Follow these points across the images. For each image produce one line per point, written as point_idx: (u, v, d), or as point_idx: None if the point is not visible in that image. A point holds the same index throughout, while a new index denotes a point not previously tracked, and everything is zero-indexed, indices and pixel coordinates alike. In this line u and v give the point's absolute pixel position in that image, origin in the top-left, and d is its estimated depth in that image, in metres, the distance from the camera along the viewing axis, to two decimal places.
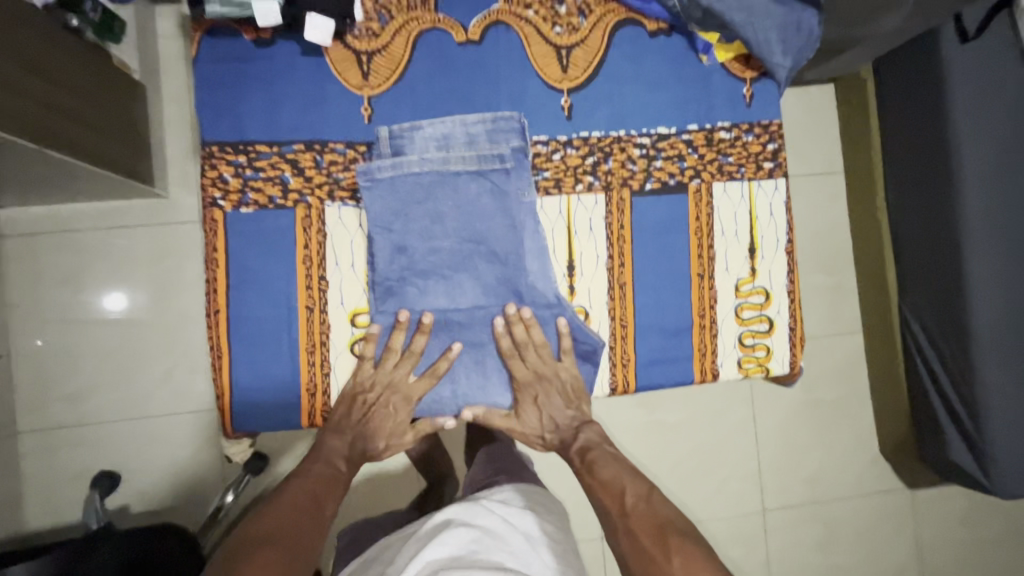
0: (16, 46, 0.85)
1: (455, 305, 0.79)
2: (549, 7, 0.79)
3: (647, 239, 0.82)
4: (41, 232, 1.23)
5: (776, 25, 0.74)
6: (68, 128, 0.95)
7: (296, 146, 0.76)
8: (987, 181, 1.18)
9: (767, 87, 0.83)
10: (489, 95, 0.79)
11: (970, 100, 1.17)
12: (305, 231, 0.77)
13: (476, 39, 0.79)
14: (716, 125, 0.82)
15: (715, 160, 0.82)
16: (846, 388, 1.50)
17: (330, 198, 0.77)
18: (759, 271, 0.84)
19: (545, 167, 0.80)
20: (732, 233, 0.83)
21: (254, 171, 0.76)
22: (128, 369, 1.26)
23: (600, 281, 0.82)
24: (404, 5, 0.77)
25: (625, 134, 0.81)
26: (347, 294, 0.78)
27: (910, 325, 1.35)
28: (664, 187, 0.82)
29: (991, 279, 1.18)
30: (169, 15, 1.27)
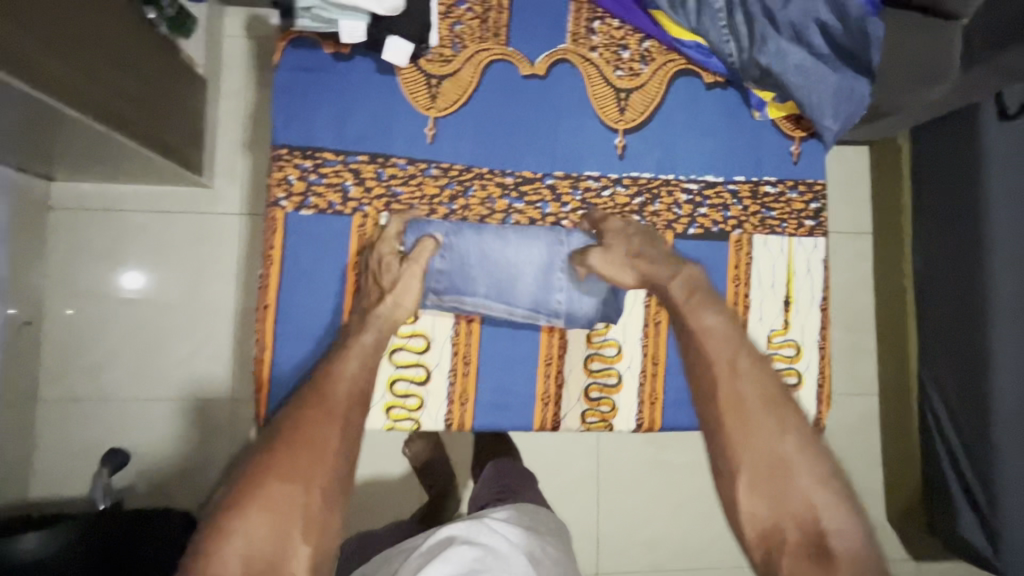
0: (95, 34, 0.89)
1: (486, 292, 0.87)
2: (614, 52, 0.87)
3: (684, 282, 0.88)
4: (87, 208, 1.27)
5: (830, 91, 0.79)
6: (133, 113, 0.99)
7: (359, 158, 0.85)
8: (1017, 258, 1.19)
9: (814, 146, 0.89)
10: (550, 126, 0.88)
11: (1006, 174, 1.19)
12: (358, 237, 0.85)
13: (542, 73, 0.87)
14: (763, 179, 0.89)
15: (758, 213, 0.88)
16: (857, 447, 1.48)
17: (386, 209, 0.86)
18: (791, 325, 0.88)
19: (595, 201, 0.89)
20: (768, 285, 0.88)
21: (318, 176, 0.84)
22: (149, 348, 1.27)
23: (635, 319, 0.92)
24: (476, 35, 0.86)
25: (674, 179, 0.89)
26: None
27: (927, 390, 1.34)
28: (707, 233, 0.89)
29: (1016, 353, 1.18)
30: (237, 16, 1.33)
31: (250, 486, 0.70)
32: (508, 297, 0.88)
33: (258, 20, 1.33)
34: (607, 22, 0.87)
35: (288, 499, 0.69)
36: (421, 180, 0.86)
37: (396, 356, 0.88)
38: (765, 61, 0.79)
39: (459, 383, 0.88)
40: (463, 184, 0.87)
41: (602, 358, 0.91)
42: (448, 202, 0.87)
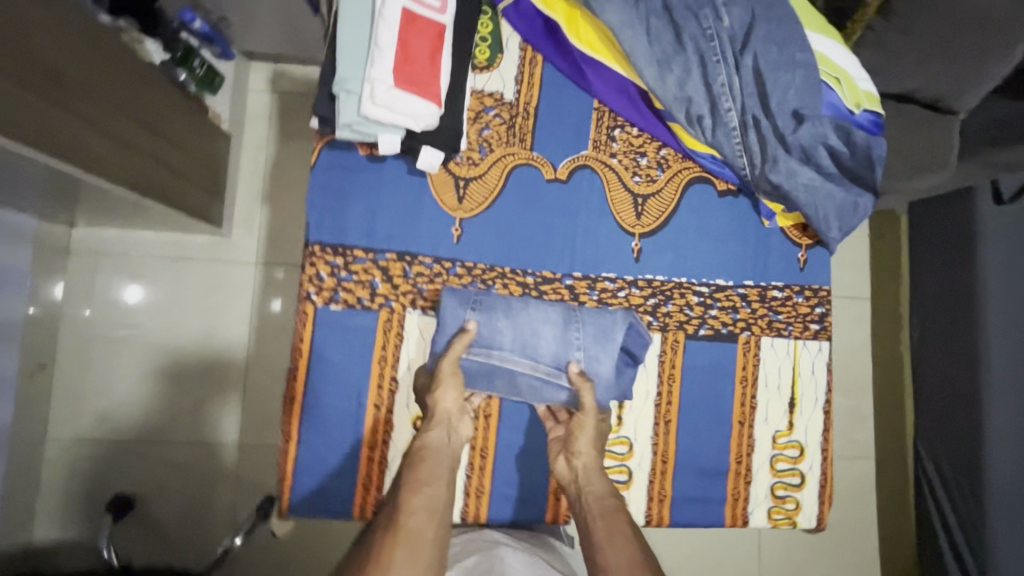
0: (129, 106, 0.93)
1: (513, 351, 0.90)
2: (633, 159, 0.97)
3: (694, 384, 0.97)
4: (107, 254, 1.30)
5: (836, 206, 0.89)
6: (162, 175, 1.02)
7: (388, 255, 0.93)
8: (1010, 337, 1.23)
9: (820, 253, 1.00)
10: (565, 228, 0.96)
11: (1000, 254, 1.24)
12: (385, 332, 0.92)
13: (563, 177, 0.96)
14: (770, 283, 0.99)
15: (766, 316, 0.98)
16: (855, 512, 1.49)
17: (412, 306, 0.93)
18: (796, 427, 0.99)
19: (611, 302, 0.96)
20: (775, 386, 0.98)
21: (347, 273, 0.91)
22: (160, 394, 1.29)
23: (646, 416, 0.96)
24: (503, 139, 0.94)
25: (686, 282, 0.98)
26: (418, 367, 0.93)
27: (923, 460, 1.36)
28: (715, 334, 0.97)
29: (1010, 429, 1.21)
30: (263, 72, 1.37)
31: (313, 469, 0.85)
32: (532, 354, 0.90)
33: (283, 76, 1.38)
34: (627, 130, 0.97)
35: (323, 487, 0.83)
36: (446, 277, 0.94)
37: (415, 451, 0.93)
38: (776, 179, 0.88)
39: (475, 478, 0.94)
40: (485, 282, 0.94)
41: (613, 456, 0.95)
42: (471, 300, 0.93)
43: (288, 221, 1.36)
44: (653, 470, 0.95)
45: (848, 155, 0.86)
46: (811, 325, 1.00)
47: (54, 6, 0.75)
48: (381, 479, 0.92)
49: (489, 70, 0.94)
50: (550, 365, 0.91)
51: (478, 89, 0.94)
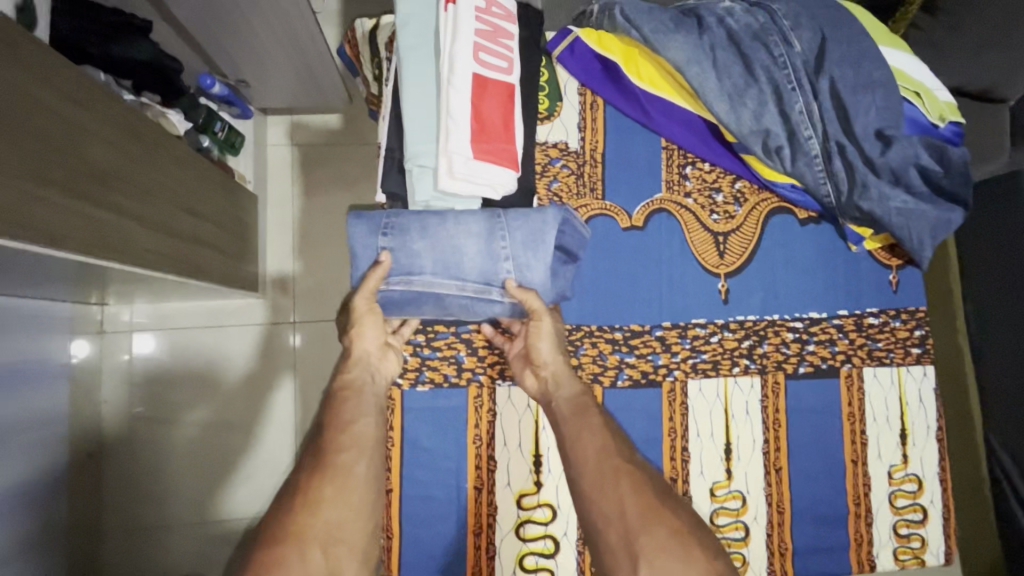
0: (168, 189, 0.90)
1: (429, 273, 0.85)
2: (709, 197, 0.98)
3: (799, 424, 0.98)
4: (142, 330, 1.27)
5: (931, 228, 0.86)
6: (201, 252, 0.99)
7: (470, 327, 1.00)
8: None
9: (912, 275, 1.01)
10: (649, 277, 0.98)
11: None
12: (476, 409, 0.99)
13: (639, 224, 0.98)
14: (865, 311, 1.00)
15: (864, 346, 0.99)
16: None
17: (501, 377, 1.00)
18: (910, 459, 0.99)
19: (706, 349, 0.97)
20: (884, 418, 0.99)
21: (431, 350, 0.99)
22: (211, 468, 1.26)
23: (755, 464, 0.97)
24: (574, 190, 0.95)
25: (778, 319, 0.98)
26: (523, 437, 0.99)
27: (996, 450, 1.28)
28: (816, 369, 0.98)
29: None
30: (281, 125, 1.34)
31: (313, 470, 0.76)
32: (455, 273, 0.85)
33: (301, 127, 1.34)
34: (698, 166, 0.98)
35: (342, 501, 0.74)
36: None
37: (522, 529, 0.97)
38: (867, 206, 0.87)
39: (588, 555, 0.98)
40: (574, 345, 0.96)
41: (728, 511, 0.96)
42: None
43: (323, 274, 1.32)
44: (769, 512, 0.96)
45: (939, 175, 0.85)
46: (910, 350, 1.01)
47: (92, 103, 0.72)
48: (492, 563, 0.96)
49: (550, 120, 0.95)
50: (477, 283, 0.86)
51: (543, 141, 0.94)
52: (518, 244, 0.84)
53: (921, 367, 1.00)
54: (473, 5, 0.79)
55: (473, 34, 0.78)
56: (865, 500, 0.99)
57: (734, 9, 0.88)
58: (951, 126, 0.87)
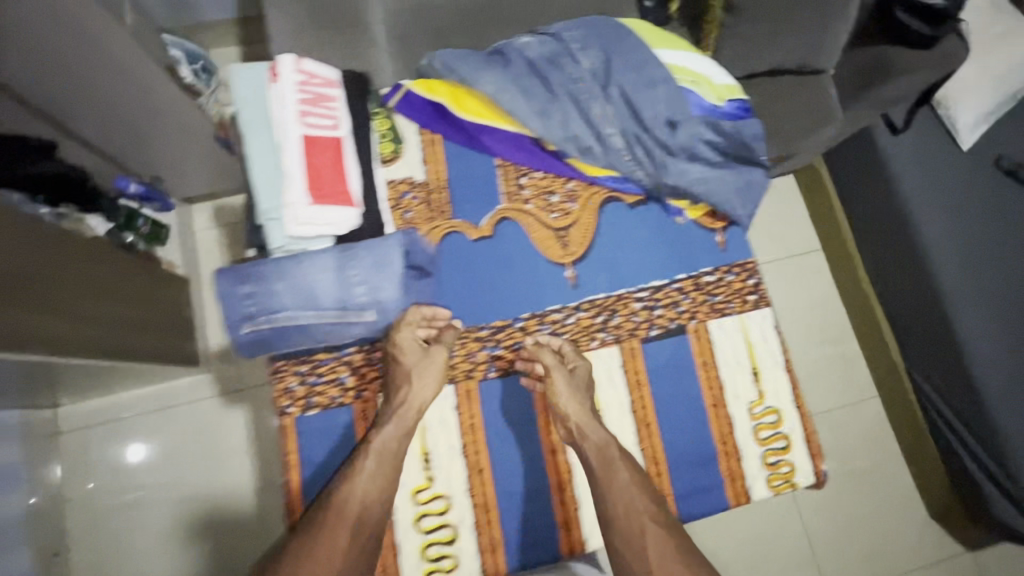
0: (87, 282, 0.98)
1: (292, 309, 0.97)
2: (545, 199, 1.17)
3: (659, 379, 1.14)
4: (95, 424, 1.32)
5: (735, 191, 1.13)
6: (131, 335, 1.07)
7: (352, 349, 1.09)
8: (951, 250, 1.30)
9: (733, 232, 1.19)
10: (503, 275, 1.15)
11: (914, 180, 1.33)
12: (362, 423, 1.07)
13: (487, 233, 1.15)
14: (700, 270, 1.18)
15: (706, 300, 1.17)
16: (880, 454, 1.50)
17: (382, 390, 1.09)
18: (766, 394, 1.14)
19: (564, 329, 1.14)
20: (737, 364, 1.15)
21: (316, 376, 1.07)
22: (177, 547, 1.29)
23: (625, 426, 1.12)
24: (427, 217, 1.14)
25: (625, 292, 1.16)
26: (408, 440, 1.10)
27: (921, 385, 1.39)
28: (665, 330, 1.15)
29: (986, 336, 1.26)
30: (204, 211, 1.45)
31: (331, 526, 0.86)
32: (313, 304, 0.97)
33: (223, 209, 1.45)
34: (532, 176, 1.17)
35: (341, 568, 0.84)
36: None
37: (421, 524, 1.07)
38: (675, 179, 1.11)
39: (486, 536, 1.08)
40: (443, 350, 1.12)
41: (611, 475, 1.11)
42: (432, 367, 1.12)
43: None
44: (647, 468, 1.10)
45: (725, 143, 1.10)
46: (749, 298, 1.17)
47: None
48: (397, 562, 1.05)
49: (398, 159, 1.15)
50: (335, 309, 0.99)
51: (392, 179, 1.14)
52: (368, 266, 0.99)
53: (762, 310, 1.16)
54: (294, 80, 0.97)
55: (296, 106, 0.95)
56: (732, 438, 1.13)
57: (529, 43, 1.12)
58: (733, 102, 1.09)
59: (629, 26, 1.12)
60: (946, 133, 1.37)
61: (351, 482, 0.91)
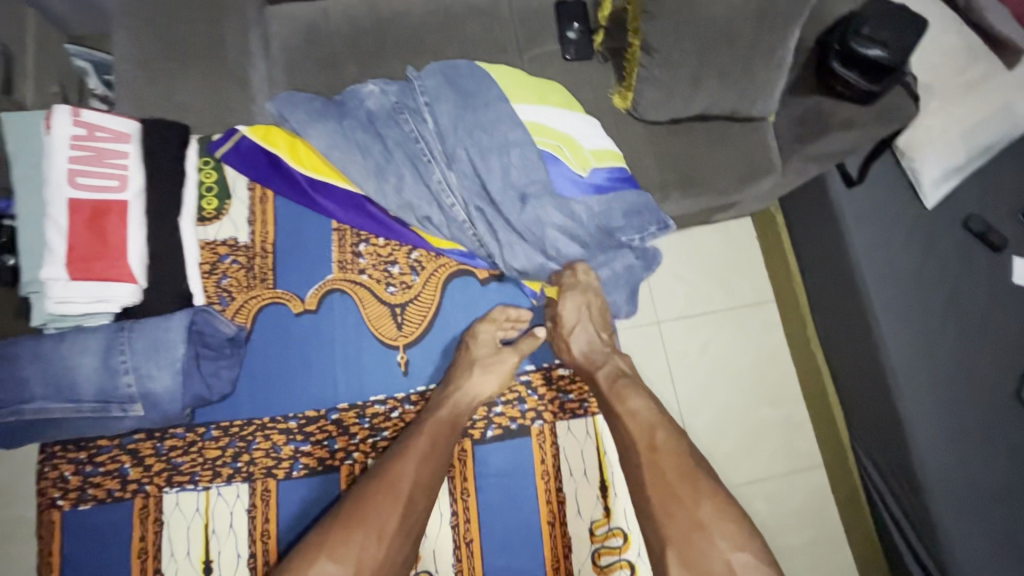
0: None
1: (44, 401, 0.91)
2: (383, 270, 1.09)
3: (493, 483, 1.07)
4: None
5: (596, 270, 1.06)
6: None
7: (137, 436, 1.01)
8: (902, 315, 1.19)
9: None
10: (321, 359, 1.06)
11: (868, 238, 1.21)
12: (142, 518, 0.99)
13: (312, 307, 1.08)
14: (552, 364, 1.13)
15: (555, 399, 1.11)
16: (820, 533, 1.37)
17: (167, 484, 1.00)
18: (613, 512, 1.07)
19: (385, 425, 1.04)
20: (581, 473, 1.08)
21: (93, 466, 1.00)
22: None
23: (444, 538, 1.04)
24: (243, 283, 1.07)
25: None
26: (192, 546, 0.99)
27: (865, 465, 1.29)
28: (505, 430, 1.09)
29: (931, 415, 1.16)
30: None
31: (356, 505, 0.84)
32: (70, 393, 0.92)
33: None
34: (372, 242, 1.10)
35: (359, 554, 0.80)
36: (202, 445, 1.01)
37: None
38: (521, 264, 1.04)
39: None
40: (245, 440, 1.02)
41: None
42: (231, 460, 1.01)
43: None
44: None
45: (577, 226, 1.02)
46: None
47: None
48: None
49: (220, 218, 1.07)
50: (92, 400, 0.92)
51: (208, 239, 1.07)
52: (139, 351, 0.93)
53: None
54: (67, 134, 0.91)
55: (66, 164, 0.91)
56: (569, 559, 1.05)
57: (373, 91, 1.04)
58: (594, 172, 1.02)
59: (492, 73, 1.03)
60: (910, 186, 1.23)
61: (400, 462, 0.88)
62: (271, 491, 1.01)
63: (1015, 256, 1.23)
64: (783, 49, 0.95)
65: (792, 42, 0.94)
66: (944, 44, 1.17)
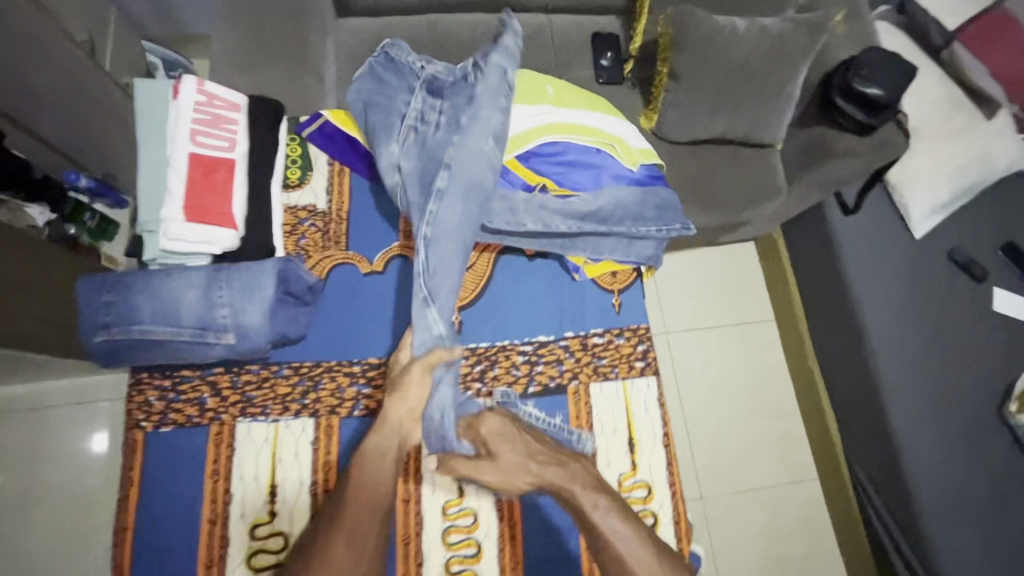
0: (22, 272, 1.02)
1: (148, 327, 0.85)
2: None
3: None
4: (15, 412, 1.32)
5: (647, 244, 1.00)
6: (50, 332, 1.08)
7: (217, 369, 0.94)
8: (892, 333, 1.29)
9: (631, 299, 1.03)
10: (381, 310, 1.00)
11: (863, 263, 1.33)
12: (215, 446, 0.90)
13: (379, 268, 1.02)
14: (589, 331, 1.01)
15: (590, 363, 1.00)
16: (813, 542, 1.43)
17: (241, 414, 0.92)
18: (639, 466, 0.95)
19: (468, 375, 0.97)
20: (612, 430, 0.96)
21: (175, 393, 0.92)
22: (72, 550, 1.27)
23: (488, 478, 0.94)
24: (319, 245, 1.03)
25: (509, 343, 1.00)
26: (261, 469, 0.90)
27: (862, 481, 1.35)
28: (546, 388, 0.97)
29: (919, 428, 1.24)
30: None
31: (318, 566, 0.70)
32: (173, 320, 0.85)
33: None
34: None
35: None
36: (275, 381, 0.94)
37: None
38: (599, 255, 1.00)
39: None
40: (313, 379, 0.95)
41: (459, 531, 0.91)
42: (301, 396, 0.94)
43: None
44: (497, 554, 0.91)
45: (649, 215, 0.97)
46: (634, 364, 1.01)
47: None
48: None
49: (302, 186, 1.05)
50: (193, 327, 0.86)
51: (292, 205, 1.04)
52: (237, 285, 0.86)
53: (645, 378, 1.00)
54: (191, 101, 0.92)
55: (190, 124, 0.91)
56: None
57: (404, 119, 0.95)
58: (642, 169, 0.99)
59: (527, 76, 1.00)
60: (901, 219, 1.36)
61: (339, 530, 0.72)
62: (334, 427, 0.93)
63: (995, 285, 1.35)
64: (792, 86, 1.09)
65: (801, 80, 1.09)
66: (932, 93, 1.31)
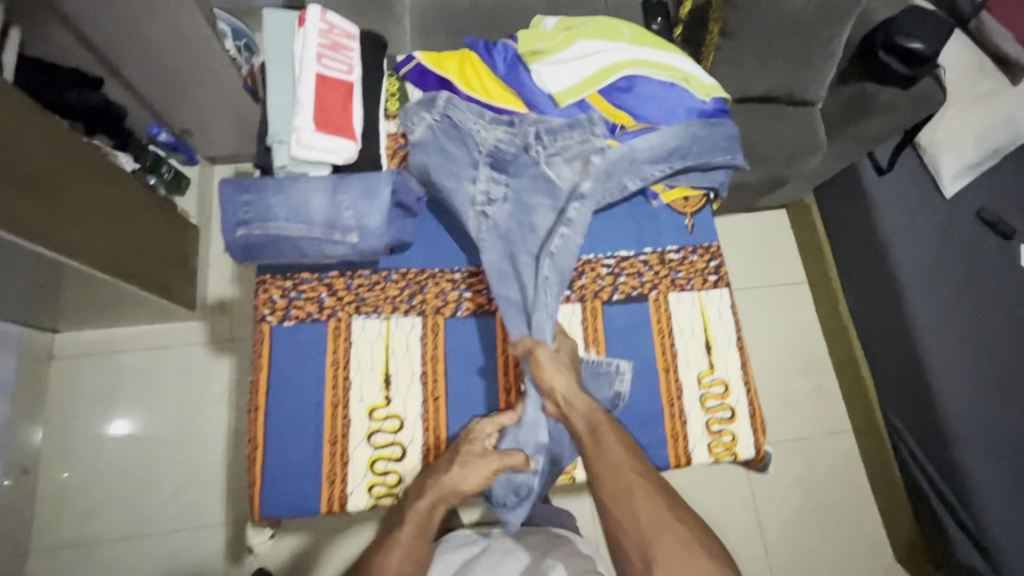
0: (113, 206, 1.09)
1: (282, 225, 0.96)
2: None
3: (617, 338, 1.08)
4: (86, 355, 1.38)
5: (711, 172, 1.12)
6: (137, 266, 1.14)
7: (332, 273, 1.07)
8: (925, 286, 1.36)
9: (703, 219, 1.15)
10: None
11: (896, 220, 1.40)
12: (335, 338, 1.05)
13: None
14: (666, 248, 1.13)
15: (668, 276, 1.12)
16: (846, 490, 1.49)
17: (356, 313, 1.06)
18: (716, 364, 1.08)
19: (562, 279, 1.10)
20: (689, 334, 1.09)
21: (297, 293, 1.06)
22: (143, 485, 1.33)
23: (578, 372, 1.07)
24: None
25: (594, 257, 1.12)
26: (375, 359, 1.04)
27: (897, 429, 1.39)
28: (628, 296, 1.10)
29: (955, 374, 1.30)
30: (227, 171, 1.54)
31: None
32: (303, 219, 0.96)
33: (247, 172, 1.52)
34: None
35: None
36: (384, 284, 1.08)
37: (374, 439, 1.01)
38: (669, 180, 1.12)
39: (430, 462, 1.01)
40: (419, 283, 1.09)
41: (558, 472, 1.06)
42: (407, 298, 1.07)
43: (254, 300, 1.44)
44: None
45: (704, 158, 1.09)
46: (709, 278, 1.12)
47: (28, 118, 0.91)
48: (345, 471, 0.99)
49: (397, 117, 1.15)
50: (323, 224, 0.96)
51: (392, 132, 1.14)
52: (355, 193, 0.97)
53: (720, 291, 1.12)
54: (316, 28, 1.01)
55: (316, 47, 1.00)
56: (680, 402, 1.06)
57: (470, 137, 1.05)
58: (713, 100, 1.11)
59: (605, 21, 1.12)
60: (932, 180, 1.44)
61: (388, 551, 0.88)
62: (439, 327, 1.07)
63: None
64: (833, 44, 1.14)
65: (839, 42, 1.14)
66: (962, 60, 1.39)
